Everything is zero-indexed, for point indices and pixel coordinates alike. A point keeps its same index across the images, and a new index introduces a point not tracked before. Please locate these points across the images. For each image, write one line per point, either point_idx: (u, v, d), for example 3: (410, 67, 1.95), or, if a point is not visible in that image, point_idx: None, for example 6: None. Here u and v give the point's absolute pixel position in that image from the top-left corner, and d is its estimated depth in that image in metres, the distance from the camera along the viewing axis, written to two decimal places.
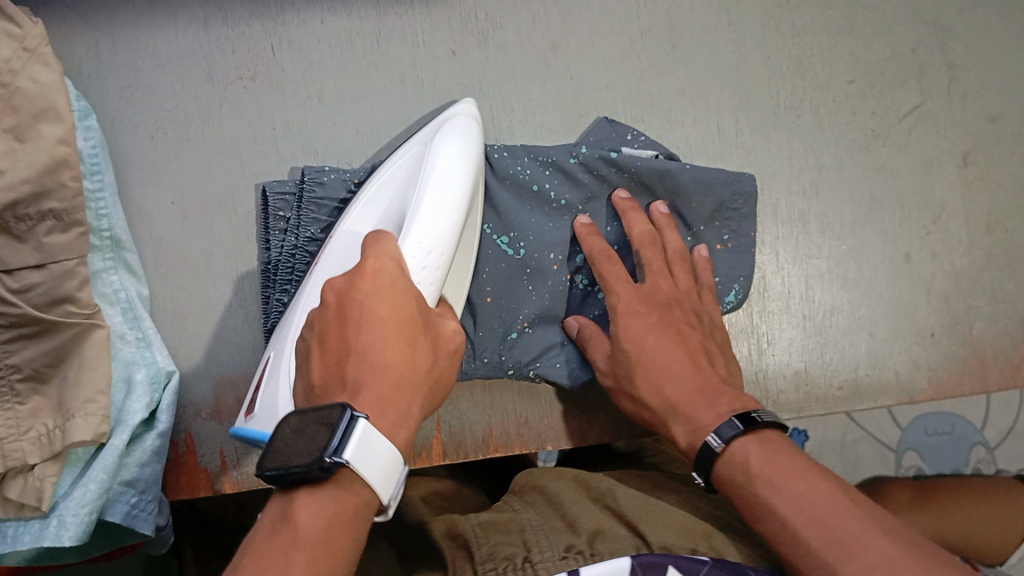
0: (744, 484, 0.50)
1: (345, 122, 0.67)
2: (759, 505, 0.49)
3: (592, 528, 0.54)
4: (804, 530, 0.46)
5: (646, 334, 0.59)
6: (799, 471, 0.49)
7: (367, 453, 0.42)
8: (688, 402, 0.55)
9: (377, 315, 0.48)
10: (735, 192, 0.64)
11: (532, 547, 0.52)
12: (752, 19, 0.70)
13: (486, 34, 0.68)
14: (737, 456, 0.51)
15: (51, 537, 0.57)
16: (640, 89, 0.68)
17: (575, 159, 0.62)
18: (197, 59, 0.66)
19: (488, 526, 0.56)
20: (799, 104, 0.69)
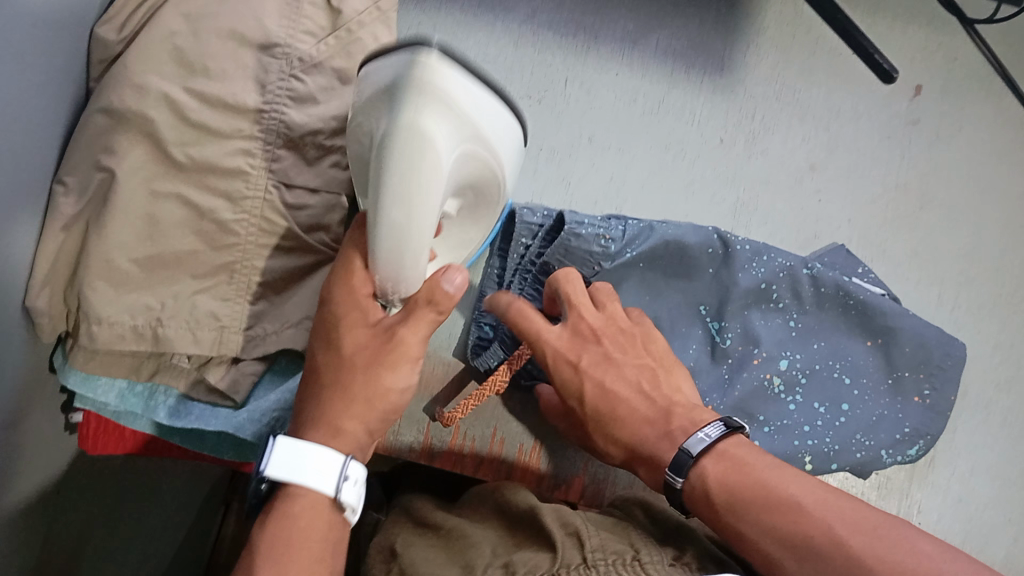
0: (713, 514, 0.48)
1: (601, 166, 0.71)
2: (742, 536, 0.47)
3: (706, 553, 0.50)
4: (792, 535, 0.45)
5: (582, 384, 0.55)
6: (777, 478, 0.47)
7: (294, 463, 0.44)
8: (642, 442, 0.53)
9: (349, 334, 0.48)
10: (945, 352, 0.65)
11: (644, 547, 0.50)
12: (1000, 210, 0.73)
13: (755, 135, 0.73)
14: (701, 483, 0.49)
15: (237, 428, 0.61)
16: (879, 234, 0.71)
17: (810, 271, 0.65)
18: (498, 68, 0.71)
19: (594, 521, 0.53)
20: (1019, 302, 0.72)
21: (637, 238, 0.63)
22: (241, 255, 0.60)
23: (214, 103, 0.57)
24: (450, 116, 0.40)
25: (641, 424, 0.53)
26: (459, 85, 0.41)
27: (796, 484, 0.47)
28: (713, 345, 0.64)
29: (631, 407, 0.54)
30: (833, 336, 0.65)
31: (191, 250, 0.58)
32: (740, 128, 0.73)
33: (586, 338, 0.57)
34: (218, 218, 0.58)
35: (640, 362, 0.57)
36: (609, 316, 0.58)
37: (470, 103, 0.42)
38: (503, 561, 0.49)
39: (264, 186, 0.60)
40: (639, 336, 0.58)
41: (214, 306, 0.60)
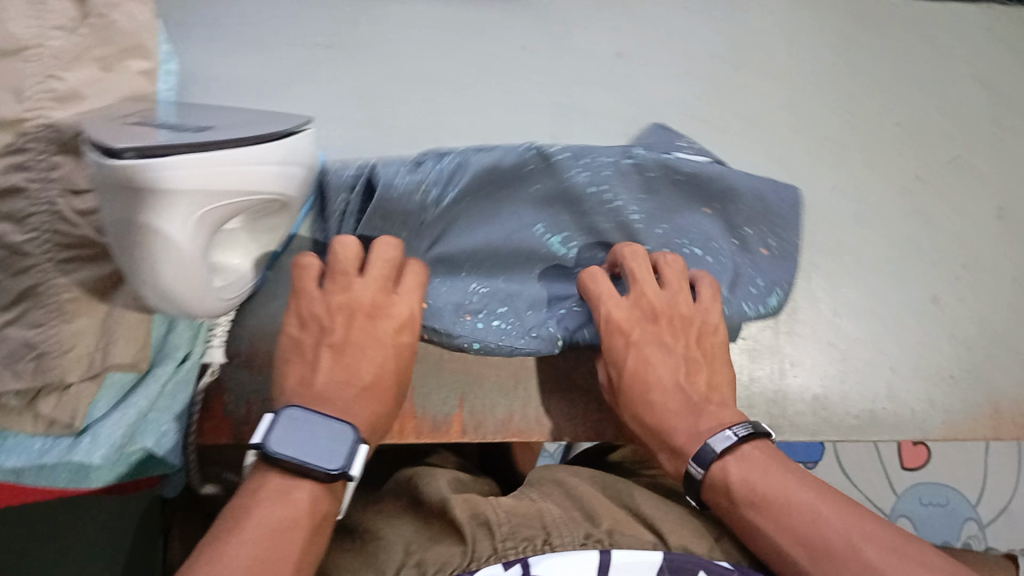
0: (731, 506, 0.49)
1: (412, 97, 0.68)
2: (756, 532, 0.47)
3: (610, 524, 0.56)
4: (805, 535, 0.45)
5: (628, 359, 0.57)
6: (777, 482, 0.48)
7: (294, 434, 0.46)
8: (662, 422, 0.55)
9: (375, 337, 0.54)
10: (779, 198, 0.65)
11: (552, 531, 0.54)
12: (812, 55, 0.73)
13: (559, 36, 0.71)
14: (722, 474, 0.50)
15: (82, 454, 0.58)
16: (702, 106, 0.70)
17: (631, 159, 0.61)
18: (280, 22, 0.68)
19: (504, 508, 0.57)
20: (849, 141, 0.72)
21: (454, 175, 0.58)
22: (40, 275, 0.51)
23: (9, 117, 0.46)
24: (175, 210, 0.46)
25: (670, 412, 0.55)
26: (190, 181, 0.46)
27: (824, 499, 0.47)
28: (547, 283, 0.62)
29: (657, 377, 0.56)
30: (672, 216, 0.64)
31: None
32: (544, 33, 0.71)
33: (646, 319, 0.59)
34: (10, 244, 0.49)
35: (685, 351, 0.58)
36: (676, 301, 0.59)
37: (209, 187, 0.48)
38: (416, 559, 0.54)
39: (48, 201, 0.49)
40: (695, 327, 0.59)
41: (27, 334, 0.53)
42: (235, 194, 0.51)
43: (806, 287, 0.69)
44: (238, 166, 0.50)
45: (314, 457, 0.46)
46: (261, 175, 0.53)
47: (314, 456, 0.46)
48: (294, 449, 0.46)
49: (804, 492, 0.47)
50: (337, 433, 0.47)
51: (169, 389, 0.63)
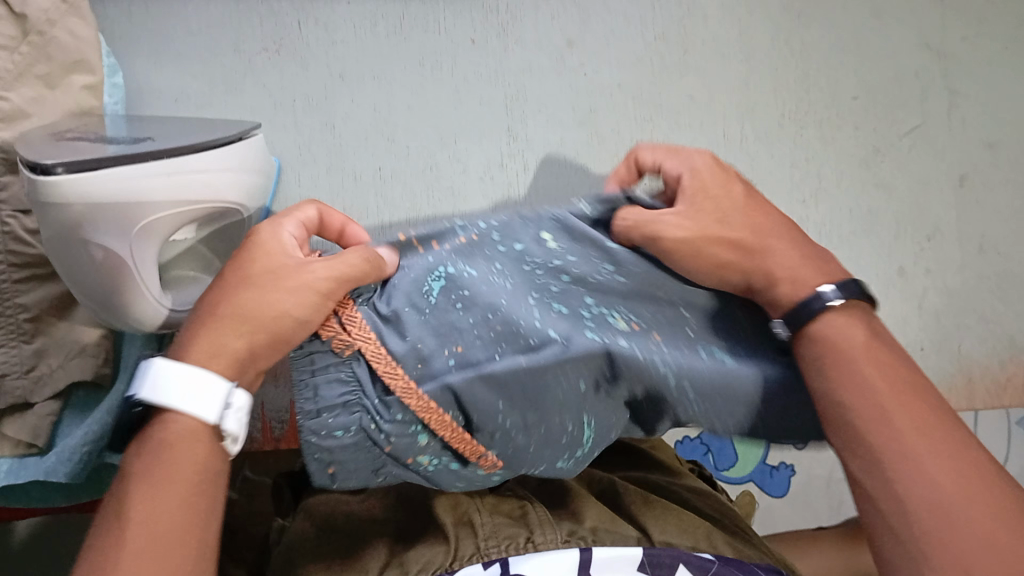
0: (830, 355, 0.44)
1: (365, 99, 0.69)
2: (847, 392, 0.43)
3: (593, 519, 0.56)
4: (866, 431, 0.42)
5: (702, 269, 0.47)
6: (865, 386, 0.43)
7: (180, 384, 0.41)
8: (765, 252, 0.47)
9: (263, 284, 0.44)
10: None
11: (535, 529, 0.54)
12: (761, 33, 0.70)
13: (505, 26, 0.69)
14: (832, 329, 0.45)
15: (48, 472, 0.58)
16: (651, 90, 0.71)
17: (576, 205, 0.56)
18: (224, 28, 0.67)
19: (487, 508, 0.57)
20: (804, 117, 0.71)
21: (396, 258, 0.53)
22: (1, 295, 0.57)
23: None
24: (123, 218, 0.46)
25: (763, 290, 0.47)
26: (137, 190, 0.46)
27: (906, 409, 0.42)
28: (629, 320, 0.47)
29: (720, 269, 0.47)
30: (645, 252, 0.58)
31: None
32: (489, 23, 0.69)
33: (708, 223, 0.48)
34: None
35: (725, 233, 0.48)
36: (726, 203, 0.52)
37: (158, 195, 0.47)
38: (395, 560, 0.54)
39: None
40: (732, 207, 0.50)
41: None
42: (188, 201, 0.50)
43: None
44: (188, 174, 0.49)
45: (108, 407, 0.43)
46: (215, 181, 0.52)
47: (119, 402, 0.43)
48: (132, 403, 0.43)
49: (885, 390, 0.43)
50: (133, 372, 0.43)
51: None
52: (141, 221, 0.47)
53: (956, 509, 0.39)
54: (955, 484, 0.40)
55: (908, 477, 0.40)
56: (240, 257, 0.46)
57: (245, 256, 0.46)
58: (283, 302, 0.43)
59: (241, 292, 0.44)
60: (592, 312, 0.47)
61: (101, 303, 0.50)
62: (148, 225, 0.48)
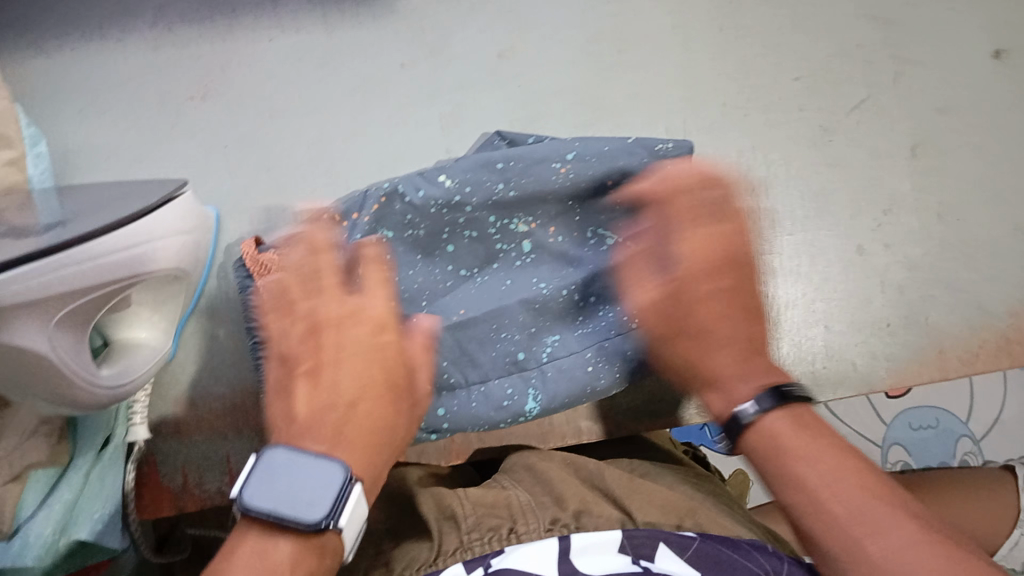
0: (763, 460, 0.47)
1: (297, 138, 0.67)
2: (777, 480, 0.46)
3: (580, 503, 0.53)
4: (807, 481, 0.45)
5: (691, 315, 0.53)
6: (802, 451, 0.46)
7: (353, 513, 0.43)
8: (720, 366, 0.52)
9: (352, 363, 0.47)
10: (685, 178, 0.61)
11: (517, 518, 0.51)
12: (697, 22, 0.70)
13: (434, 46, 0.68)
14: (766, 431, 0.47)
15: (12, 556, 0.57)
16: (589, 94, 0.69)
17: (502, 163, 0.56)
18: (150, 81, 0.66)
19: (472, 497, 0.53)
20: (747, 103, 0.70)
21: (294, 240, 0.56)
22: None
23: None
24: (40, 319, 0.45)
25: (721, 350, 0.52)
26: (54, 284, 0.45)
27: (847, 468, 0.44)
28: (527, 221, 0.58)
29: (715, 328, 0.52)
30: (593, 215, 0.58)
31: None
32: (417, 44, 0.68)
33: (709, 271, 0.53)
34: None
35: (726, 291, 0.53)
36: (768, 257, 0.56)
37: (76, 284, 0.46)
38: (386, 558, 0.52)
39: None
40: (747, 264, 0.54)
41: None
42: (110, 281, 0.49)
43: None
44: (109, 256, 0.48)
45: (295, 508, 0.41)
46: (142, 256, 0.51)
47: (300, 509, 0.41)
48: (279, 498, 0.41)
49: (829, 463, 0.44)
50: (321, 477, 0.42)
51: (97, 475, 0.62)
52: (55, 318, 0.46)
53: (917, 561, 0.39)
54: (902, 524, 0.41)
55: (843, 515, 0.42)
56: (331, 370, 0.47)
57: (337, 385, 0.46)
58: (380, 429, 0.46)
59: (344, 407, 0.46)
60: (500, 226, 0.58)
61: (33, 395, 0.49)
62: (62, 318, 0.47)
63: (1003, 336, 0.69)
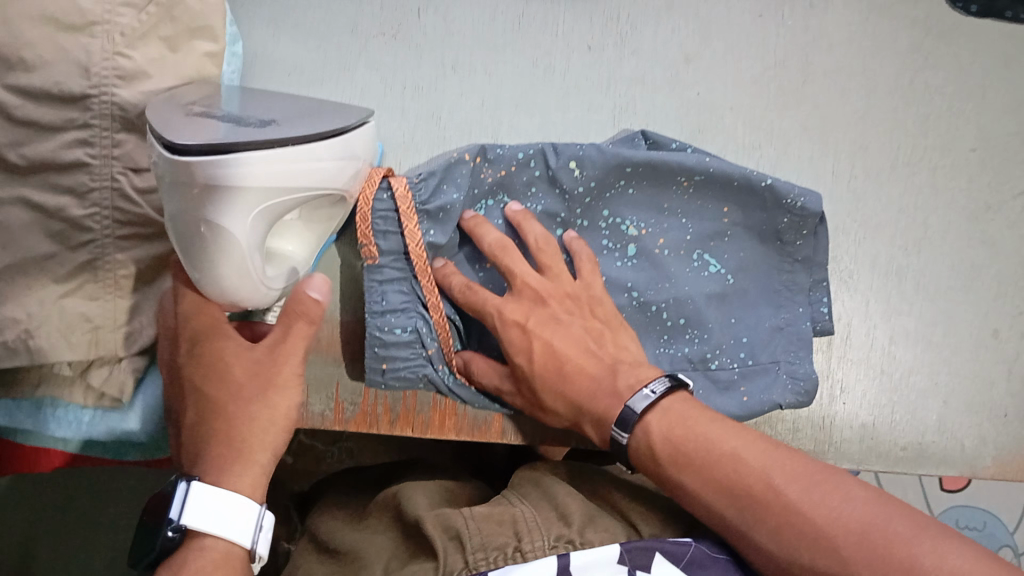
0: (656, 467, 0.54)
1: (471, 95, 0.68)
2: (674, 483, 0.53)
3: (584, 519, 0.55)
4: (724, 483, 0.51)
5: (532, 343, 0.58)
6: (719, 453, 0.52)
7: (204, 513, 0.47)
8: (590, 398, 0.57)
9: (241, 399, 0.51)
10: (795, 221, 0.64)
11: (522, 535, 0.53)
12: (887, 70, 0.70)
13: (625, 36, 0.69)
14: (643, 438, 0.54)
15: (128, 428, 0.62)
16: (763, 118, 0.69)
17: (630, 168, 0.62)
18: (346, 10, 0.68)
19: (477, 515, 0.55)
20: (917, 161, 0.69)
21: (422, 189, 0.59)
22: (100, 249, 0.57)
23: (77, 91, 0.53)
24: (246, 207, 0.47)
25: (591, 381, 0.57)
26: (264, 177, 0.46)
27: (759, 453, 0.51)
28: (639, 226, 0.64)
29: (582, 364, 0.58)
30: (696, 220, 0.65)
31: (46, 254, 0.55)
32: (608, 31, 0.69)
33: (532, 301, 0.60)
34: (68, 216, 0.55)
35: (583, 324, 0.60)
36: (556, 279, 0.61)
37: (284, 181, 0.48)
38: None
39: (109, 176, 0.56)
40: (586, 299, 0.61)
41: (85, 307, 0.57)
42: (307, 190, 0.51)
43: (835, 309, 0.68)
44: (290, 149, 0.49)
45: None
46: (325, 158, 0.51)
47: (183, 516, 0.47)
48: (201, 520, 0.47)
49: (724, 443, 0.52)
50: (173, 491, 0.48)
51: None
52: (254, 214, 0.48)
53: (845, 515, 0.47)
54: (828, 495, 0.49)
55: (777, 510, 0.49)
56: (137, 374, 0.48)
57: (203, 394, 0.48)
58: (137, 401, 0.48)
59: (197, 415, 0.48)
60: (609, 224, 0.64)
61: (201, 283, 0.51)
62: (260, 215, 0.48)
63: None
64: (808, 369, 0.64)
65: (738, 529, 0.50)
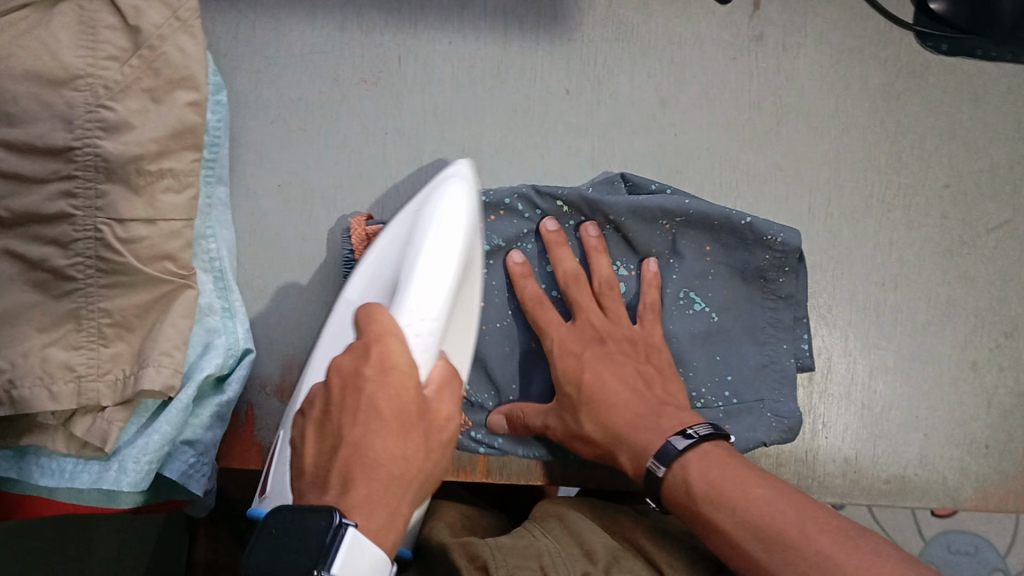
0: (691, 503, 0.53)
1: (452, 139, 0.69)
2: (707, 520, 0.52)
3: (607, 558, 0.57)
4: (760, 526, 0.50)
5: (581, 370, 0.61)
6: (752, 499, 0.51)
7: (352, 562, 0.42)
8: (629, 428, 0.58)
9: (376, 409, 0.47)
10: (777, 262, 0.66)
11: (549, 572, 0.54)
12: (858, 110, 0.71)
13: (601, 80, 0.70)
14: (679, 474, 0.54)
15: (111, 481, 0.59)
16: (739, 157, 0.70)
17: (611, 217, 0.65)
18: (327, 57, 0.68)
19: (502, 548, 0.56)
20: (891, 199, 0.71)
21: None
22: (85, 299, 0.57)
23: (60, 144, 0.55)
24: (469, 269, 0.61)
25: (635, 416, 0.59)
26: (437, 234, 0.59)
27: (794, 509, 0.51)
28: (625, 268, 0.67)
29: (627, 402, 0.60)
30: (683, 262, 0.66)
31: (29, 304, 0.56)
32: (584, 74, 0.70)
33: (591, 336, 0.63)
34: (52, 266, 0.56)
35: (638, 365, 0.62)
36: (614, 319, 0.64)
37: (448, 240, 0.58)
38: None
39: (92, 226, 0.56)
40: (642, 343, 0.64)
41: (67, 356, 0.57)
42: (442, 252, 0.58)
43: (814, 345, 0.69)
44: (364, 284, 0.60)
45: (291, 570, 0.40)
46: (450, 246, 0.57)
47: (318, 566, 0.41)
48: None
49: (764, 490, 0.52)
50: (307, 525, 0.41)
51: (195, 415, 0.62)
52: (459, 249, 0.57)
53: (884, 570, 0.46)
54: (866, 552, 0.47)
55: (807, 557, 0.48)
56: (363, 397, 0.47)
57: (366, 402, 0.48)
58: (410, 443, 0.48)
59: (358, 427, 0.47)
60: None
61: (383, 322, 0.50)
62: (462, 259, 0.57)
63: None
64: (791, 407, 0.65)
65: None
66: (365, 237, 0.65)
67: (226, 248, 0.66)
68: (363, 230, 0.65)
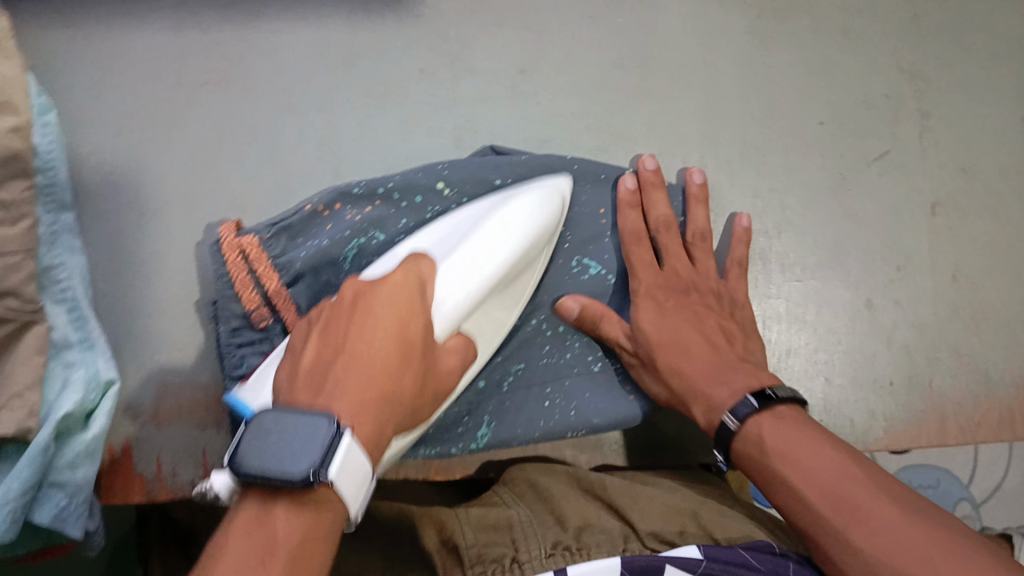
0: (760, 457, 0.52)
1: (309, 132, 0.66)
2: (773, 476, 0.51)
3: (580, 521, 0.55)
4: (837, 490, 0.48)
5: (661, 319, 0.60)
6: (827, 464, 0.49)
7: (347, 472, 0.40)
8: (706, 384, 0.57)
9: (381, 325, 0.47)
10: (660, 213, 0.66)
11: (520, 546, 0.52)
12: (726, 55, 0.69)
13: (457, 55, 0.67)
14: (752, 433, 0.53)
15: None
16: (608, 118, 0.68)
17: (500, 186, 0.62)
18: (168, 62, 0.66)
19: (473, 518, 0.55)
20: (768, 144, 0.69)
21: (296, 228, 0.60)
22: None
23: None
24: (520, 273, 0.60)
25: (708, 370, 0.57)
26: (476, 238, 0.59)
27: (869, 479, 0.48)
28: None
29: (701, 357, 0.58)
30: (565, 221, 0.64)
31: None
32: (438, 51, 0.67)
33: (681, 288, 0.63)
34: None
35: (719, 320, 0.62)
36: (701, 272, 0.64)
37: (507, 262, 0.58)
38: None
39: None
40: (726, 300, 0.64)
41: None
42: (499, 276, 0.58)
43: None
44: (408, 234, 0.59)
45: (282, 465, 0.39)
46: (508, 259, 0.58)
47: (290, 460, 0.39)
48: (333, 459, 0.40)
49: (834, 454, 0.50)
50: (308, 427, 0.40)
51: (59, 455, 0.58)
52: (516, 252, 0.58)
53: (958, 548, 0.44)
54: (939, 532, 0.45)
55: (884, 525, 0.46)
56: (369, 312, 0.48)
57: (371, 321, 0.47)
58: (410, 380, 0.47)
59: (363, 341, 0.46)
60: None
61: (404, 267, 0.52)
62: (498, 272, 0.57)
63: (1006, 409, 0.69)
64: None
65: (830, 544, 0.47)
66: (237, 246, 0.59)
67: (77, 274, 0.62)
68: (234, 239, 0.59)
